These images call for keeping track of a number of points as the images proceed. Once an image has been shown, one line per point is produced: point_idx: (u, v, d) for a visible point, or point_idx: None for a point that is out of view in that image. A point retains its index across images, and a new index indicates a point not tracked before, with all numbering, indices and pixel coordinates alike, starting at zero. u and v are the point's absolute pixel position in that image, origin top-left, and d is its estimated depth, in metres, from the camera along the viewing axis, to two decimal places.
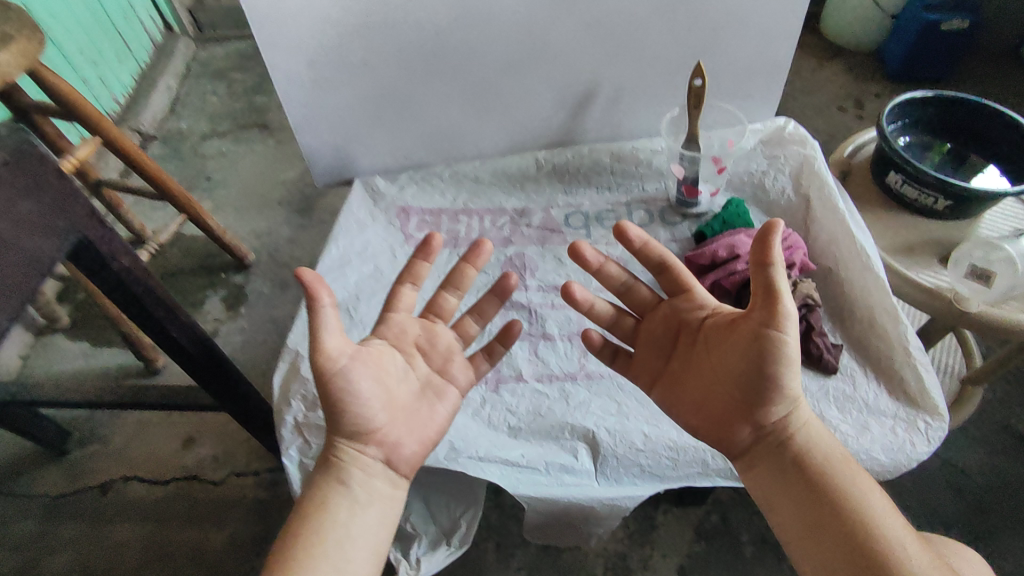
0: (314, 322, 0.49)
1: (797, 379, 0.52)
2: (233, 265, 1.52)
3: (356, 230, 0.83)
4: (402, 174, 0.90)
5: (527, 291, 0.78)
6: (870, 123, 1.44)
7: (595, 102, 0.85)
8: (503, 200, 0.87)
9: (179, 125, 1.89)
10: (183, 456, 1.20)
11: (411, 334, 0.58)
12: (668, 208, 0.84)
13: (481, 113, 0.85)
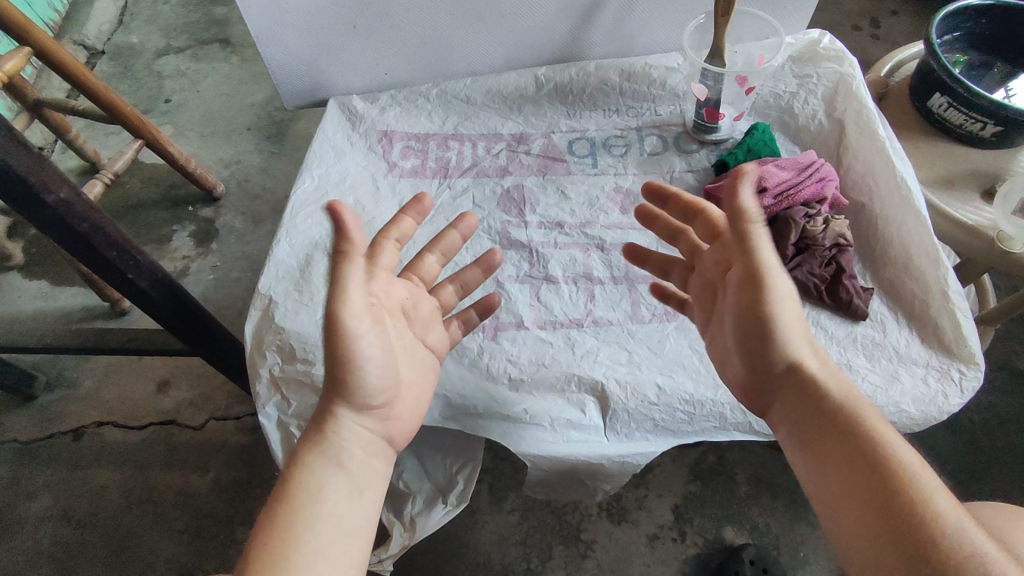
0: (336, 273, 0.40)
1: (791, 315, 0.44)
2: (201, 197, 1.41)
3: (333, 158, 0.73)
4: (383, 94, 0.79)
5: (527, 228, 0.69)
6: (888, 43, 1.32)
7: (605, 10, 0.74)
8: (498, 123, 0.77)
9: (130, 39, 1.71)
10: (157, 401, 1.14)
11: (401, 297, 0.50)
12: (684, 135, 0.75)
13: (473, 21, 0.74)
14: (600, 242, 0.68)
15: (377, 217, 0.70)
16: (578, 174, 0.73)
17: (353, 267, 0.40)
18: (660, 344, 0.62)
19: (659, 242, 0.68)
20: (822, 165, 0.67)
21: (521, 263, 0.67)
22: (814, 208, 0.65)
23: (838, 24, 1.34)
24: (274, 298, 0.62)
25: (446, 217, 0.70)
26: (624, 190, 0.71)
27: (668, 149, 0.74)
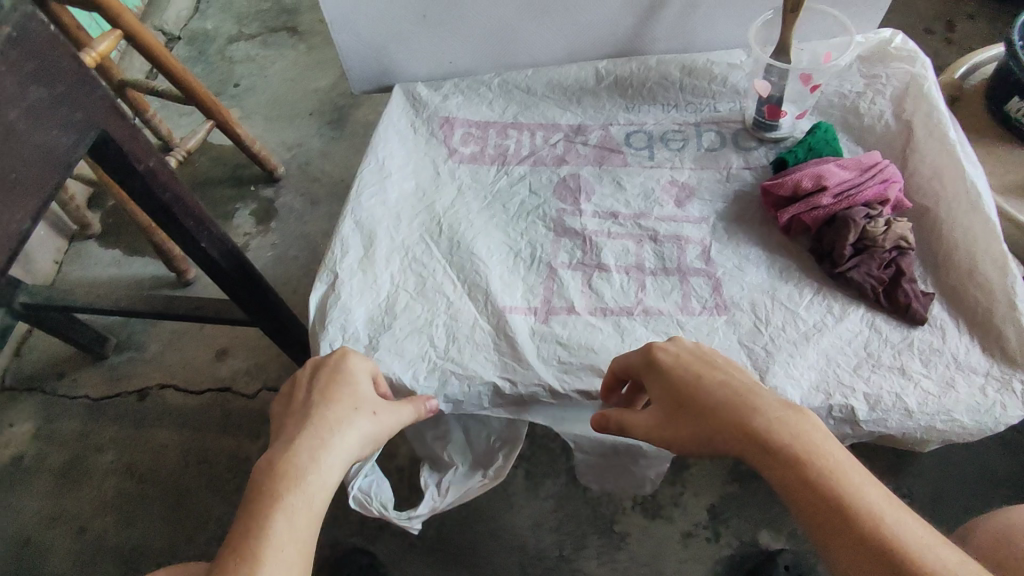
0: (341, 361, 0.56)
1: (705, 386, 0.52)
2: (263, 178, 1.47)
3: (396, 142, 0.76)
4: (446, 82, 0.81)
5: (582, 216, 0.71)
6: (964, 46, 1.28)
7: (670, 3, 0.74)
8: (557, 114, 0.79)
9: (205, 25, 1.80)
10: (216, 368, 1.21)
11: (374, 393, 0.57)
12: (744, 132, 0.75)
13: (538, 12, 0.75)
14: (653, 234, 0.69)
15: (437, 199, 0.72)
16: (634, 166, 0.74)
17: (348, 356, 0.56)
18: (709, 336, 0.63)
19: (713, 236, 0.69)
20: (885, 166, 0.66)
21: (574, 251, 0.68)
22: (876, 209, 0.64)
23: (910, 24, 1.30)
24: (341, 275, 0.64)
25: (503, 203, 0.72)
26: (679, 184, 0.72)
27: (726, 145, 0.74)
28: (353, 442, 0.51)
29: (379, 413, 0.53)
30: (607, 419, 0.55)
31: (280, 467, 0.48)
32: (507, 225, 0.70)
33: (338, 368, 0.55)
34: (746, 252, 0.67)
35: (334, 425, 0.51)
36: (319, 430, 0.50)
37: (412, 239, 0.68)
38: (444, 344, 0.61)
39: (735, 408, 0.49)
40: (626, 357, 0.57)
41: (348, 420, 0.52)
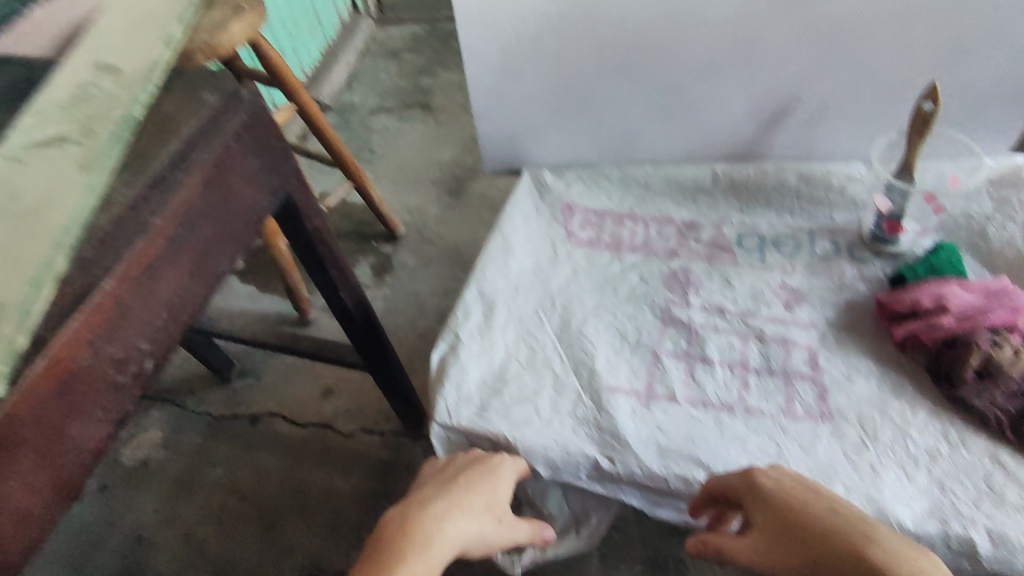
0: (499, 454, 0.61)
1: (813, 518, 0.51)
2: (385, 235, 1.62)
3: (521, 221, 0.84)
4: (570, 171, 0.89)
5: (689, 308, 0.74)
6: None
7: (793, 116, 0.79)
8: (672, 210, 0.84)
9: (352, 98, 2.06)
10: (320, 404, 1.31)
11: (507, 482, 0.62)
12: (859, 242, 0.76)
13: (663, 117, 0.82)
14: (760, 333, 0.71)
15: (553, 277, 0.78)
16: (744, 266, 0.76)
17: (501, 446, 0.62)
18: (813, 446, 0.62)
19: (821, 342, 0.69)
20: (1017, 294, 0.64)
21: (679, 341, 0.71)
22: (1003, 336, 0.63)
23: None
24: (461, 337, 0.70)
25: (614, 288, 0.77)
26: (789, 287, 0.74)
27: (840, 254, 0.75)
28: (474, 536, 0.55)
29: (503, 522, 0.57)
30: (704, 544, 0.56)
31: (418, 531, 0.52)
32: (616, 309, 0.75)
33: (494, 463, 0.60)
34: (857, 363, 0.67)
35: (467, 514, 0.55)
36: (458, 512, 0.55)
37: (528, 312, 0.74)
38: (548, 412, 0.65)
39: (846, 538, 0.49)
40: (726, 476, 0.57)
41: (479, 514, 0.56)
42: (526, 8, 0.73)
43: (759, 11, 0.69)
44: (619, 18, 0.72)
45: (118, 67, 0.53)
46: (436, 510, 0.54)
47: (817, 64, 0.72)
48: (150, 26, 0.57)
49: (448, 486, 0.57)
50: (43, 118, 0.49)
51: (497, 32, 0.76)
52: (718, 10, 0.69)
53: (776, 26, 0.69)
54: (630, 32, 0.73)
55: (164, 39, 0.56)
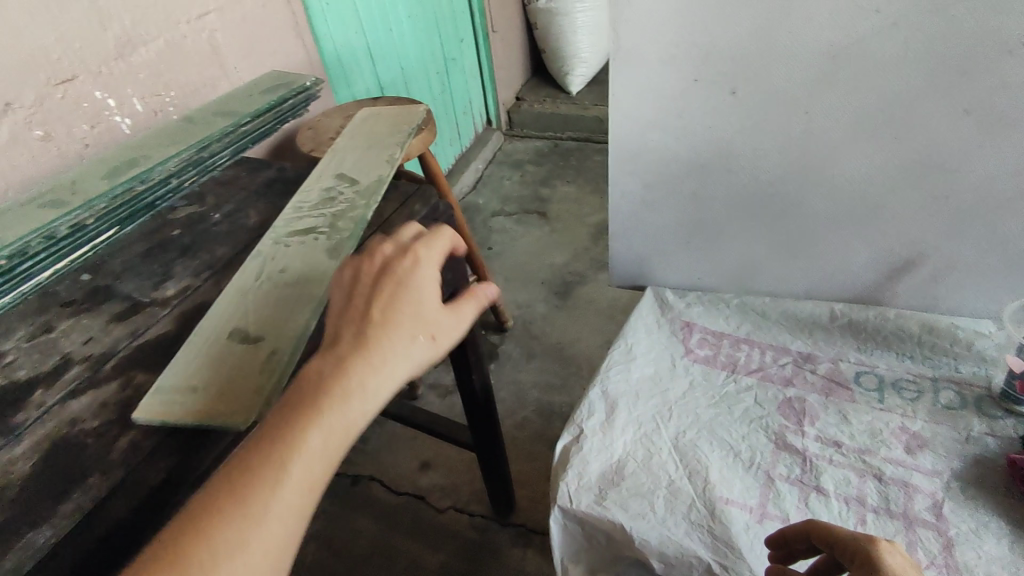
0: (411, 283, 0.54)
1: None
2: (493, 326, 1.75)
3: (643, 332, 0.92)
4: (691, 293, 0.98)
5: (804, 437, 0.77)
6: None
7: (916, 271, 0.84)
8: (787, 340, 0.89)
9: (478, 200, 2.30)
10: (418, 476, 1.39)
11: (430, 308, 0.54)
12: (987, 398, 0.77)
13: (786, 256, 0.89)
14: (878, 472, 0.72)
15: (671, 388, 0.84)
16: (861, 404, 0.79)
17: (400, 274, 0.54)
18: None
19: (945, 491, 0.70)
20: None
21: (794, 466, 0.74)
22: None
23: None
24: (585, 430, 0.79)
25: (729, 406, 0.82)
26: (911, 432, 0.75)
27: (966, 407, 0.77)
28: (404, 368, 0.50)
29: (434, 338, 0.52)
30: None
31: (340, 370, 0.47)
32: (731, 427, 0.79)
33: (405, 286, 0.53)
34: (985, 519, 0.67)
35: (393, 343, 0.50)
36: (374, 350, 0.49)
37: (646, 416, 0.80)
38: (663, 512, 0.71)
39: None
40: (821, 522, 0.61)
41: (402, 344, 0.50)
42: (671, 157, 0.86)
43: (886, 180, 0.77)
44: (754, 171, 0.83)
45: (363, 183, 0.73)
46: (349, 349, 0.49)
47: (942, 227, 0.79)
48: (384, 157, 0.78)
49: (341, 368, 0.47)
50: (317, 220, 0.69)
51: (643, 171, 0.89)
52: (847, 174, 0.78)
53: (903, 192, 0.77)
54: (762, 184, 0.83)
55: (393, 159, 0.76)
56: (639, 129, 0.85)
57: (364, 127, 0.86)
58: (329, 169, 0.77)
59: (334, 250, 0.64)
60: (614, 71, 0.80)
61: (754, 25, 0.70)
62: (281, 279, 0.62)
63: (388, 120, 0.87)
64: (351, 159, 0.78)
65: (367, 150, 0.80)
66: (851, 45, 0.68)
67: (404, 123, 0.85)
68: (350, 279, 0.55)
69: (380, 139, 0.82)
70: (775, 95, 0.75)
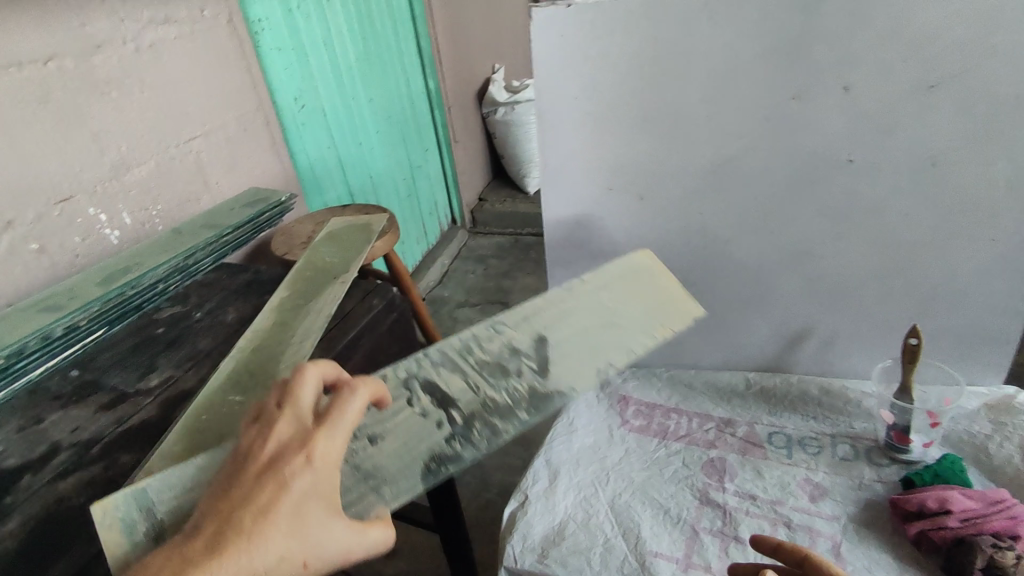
0: (315, 485, 0.42)
1: None
2: None
3: (584, 406, 1.03)
4: (627, 369, 1.09)
5: (724, 492, 0.86)
6: None
7: (809, 341, 0.97)
8: (710, 407, 1.00)
9: (443, 293, 2.45)
10: (384, 564, 1.41)
11: (322, 522, 0.42)
12: (876, 449, 0.88)
13: (703, 333, 1.03)
14: (787, 520, 0.82)
15: (608, 455, 0.94)
16: (773, 460, 0.90)
17: (302, 470, 0.42)
18: None
19: (844, 534, 0.79)
20: (1013, 504, 0.73)
21: (715, 520, 0.83)
22: (1006, 541, 0.70)
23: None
24: (529, 494, 0.87)
25: (660, 469, 0.91)
26: (813, 483, 0.85)
27: (859, 457, 0.88)
28: None
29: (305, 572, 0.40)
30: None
31: None
32: (662, 486, 0.88)
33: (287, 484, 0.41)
34: (877, 556, 0.75)
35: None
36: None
37: (586, 482, 0.89)
38: (599, 566, 0.78)
39: None
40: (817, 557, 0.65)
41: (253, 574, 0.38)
42: (597, 252, 1.01)
43: (771, 266, 0.92)
44: (666, 261, 0.97)
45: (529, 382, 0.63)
46: (185, 559, 0.38)
47: (823, 304, 0.93)
48: (598, 356, 0.67)
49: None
50: (426, 384, 0.64)
51: (576, 265, 1.04)
52: (740, 262, 0.94)
53: (786, 275, 0.92)
54: (675, 271, 0.98)
55: (592, 369, 0.65)
56: (570, 230, 1.00)
57: (608, 297, 0.74)
58: (525, 338, 0.68)
59: (417, 457, 0.57)
60: (545, 184, 0.96)
61: (652, 147, 0.88)
62: (382, 448, 0.58)
63: (632, 289, 0.75)
64: (566, 344, 0.68)
65: (583, 335, 0.69)
66: (726, 162, 0.86)
67: (657, 310, 0.73)
68: (246, 443, 0.45)
69: (360, 257, 0.93)
70: (674, 199, 0.92)
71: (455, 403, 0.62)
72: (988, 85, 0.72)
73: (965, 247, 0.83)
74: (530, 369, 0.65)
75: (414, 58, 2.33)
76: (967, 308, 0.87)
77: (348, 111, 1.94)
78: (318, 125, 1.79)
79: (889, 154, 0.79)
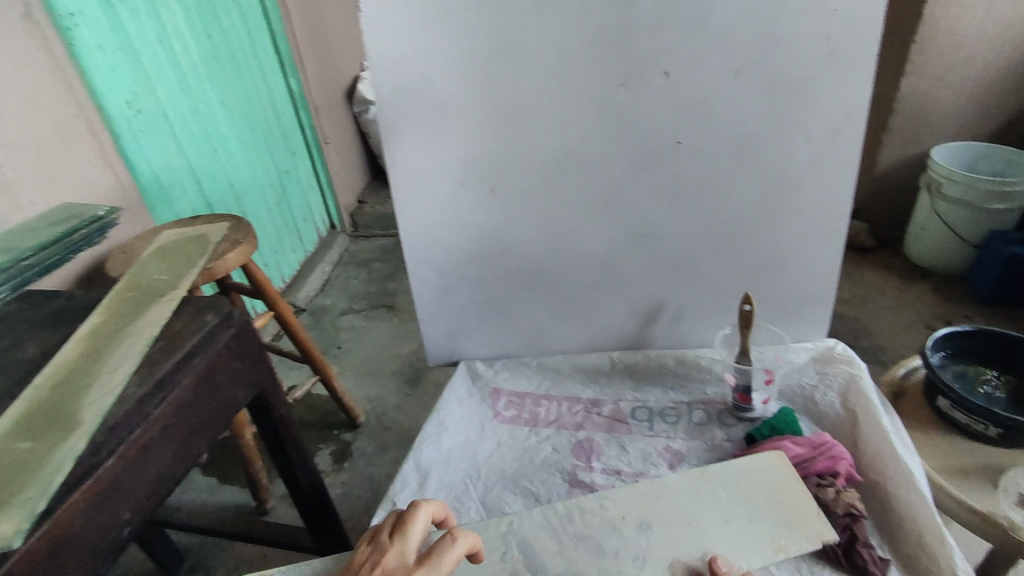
0: None
1: None
2: (346, 424, 1.76)
3: (455, 404, 1.01)
4: (498, 361, 1.10)
5: (592, 472, 0.89)
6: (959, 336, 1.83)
7: (661, 318, 1.02)
8: (579, 389, 1.03)
9: (325, 302, 2.34)
10: None
11: None
12: (725, 411, 0.95)
13: (565, 319, 1.05)
14: None
15: (480, 450, 0.94)
16: (636, 434, 0.93)
17: None
18: None
19: None
20: (835, 445, 0.81)
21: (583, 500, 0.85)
22: (828, 480, 0.78)
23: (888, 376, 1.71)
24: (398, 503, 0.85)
25: (531, 457, 0.92)
26: (672, 450, 0.90)
27: (711, 421, 0.94)
28: None
29: None
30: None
31: None
32: (533, 475, 0.90)
33: None
34: None
35: None
36: None
37: (457, 479, 0.90)
38: None
39: None
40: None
41: None
42: (455, 248, 0.99)
43: (618, 249, 0.96)
44: (522, 253, 0.98)
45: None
46: None
47: (668, 280, 0.98)
48: (691, 549, 0.67)
49: None
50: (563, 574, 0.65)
51: (435, 262, 1.01)
52: (591, 247, 0.96)
53: (632, 257, 0.96)
54: (531, 261, 0.99)
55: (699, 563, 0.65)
56: (425, 227, 0.98)
57: (731, 494, 0.72)
58: (626, 527, 0.69)
59: None
60: (394, 182, 0.93)
61: (494, 139, 0.88)
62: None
63: (746, 495, 0.72)
64: (667, 528, 0.69)
65: (687, 534, 0.68)
66: (567, 152, 0.88)
67: (789, 520, 0.69)
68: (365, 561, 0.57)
69: (196, 272, 0.85)
70: (523, 190, 0.92)
71: (544, 570, 0.66)
72: (784, 67, 0.79)
73: (781, 218, 0.90)
74: (629, 555, 0.67)
75: (272, 55, 2.14)
76: (789, 273, 0.95)
77: (197, 117, 1.74)
78: (159, 132, 1.60)
79: (710, 136, 0.84)
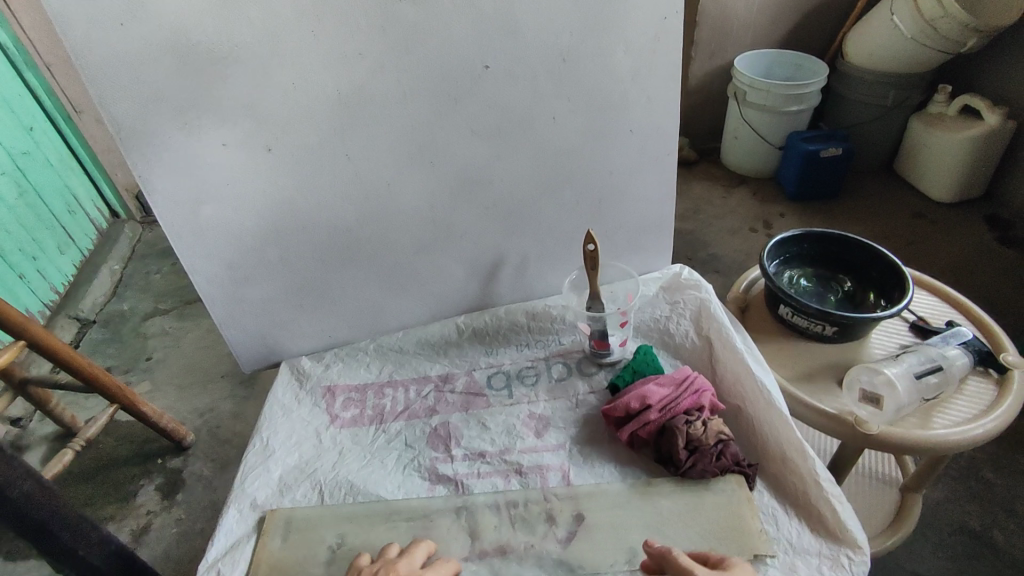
0: None
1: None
2: (172, 449, 1.47)
3: (281, 416, 0.83)
4: (328, 353, 0.92)
5: (453, 461, 0.77)
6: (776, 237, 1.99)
7: (503, 272, 0.91)
8: (427, 367, 0.89)
9: (121, 307, 1.92)
10: None
11: None
12: (585, 360, 0.88)
13: (398, 291, 0.90)
14: (519, 467, 0.76)
15: (319, 467, 0.77)
16: (496, 406, 0.83)
17: None
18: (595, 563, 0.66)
19: (570, 461, 0.75)
20: (696, 377, 0.77)
21: (447, 497, 0.73)
22: (695, 415, 0.74)
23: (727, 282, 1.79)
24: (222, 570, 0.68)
25: (381, 460, 0.78)
26: (537, 416, 0.81)
27: (572, 374, 0.86)
28: None
29: None
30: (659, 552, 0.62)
31: None
32: (387, 481, 0.76)
33: None
34: (602, 471, 0.74)
35: None
36: None
37: (295, 512, 0.73)
38: None
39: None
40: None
41: None
42: (239, 228, 0.78)
43: (442, 199, 0.82)
44: (328, 223, 0.80)
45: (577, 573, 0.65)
46: None
47: (504, 228, 0.87)
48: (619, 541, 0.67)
49: None
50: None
51: (217, 251, 0.79)
52: (410, 203, 0.81)
53: (461, 207, 0.83)
54: (341, 230, 0.81)
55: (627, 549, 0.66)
56: (191, 208, 0.75)
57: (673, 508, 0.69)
58: (563, 520, 0.69)
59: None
60: (130, 152, 0.69)
61: (253, 81, 0.68)
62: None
63: (700, 508, 0.69)
64: (602, 522, 0.69)
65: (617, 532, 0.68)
66: (356, 92, 0.71)
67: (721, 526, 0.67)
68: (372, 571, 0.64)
69: None
70: (310, 144, 0.73)
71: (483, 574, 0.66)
72: None
73: (610, 143, 0.82)
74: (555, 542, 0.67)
75: None
76: (629, 200, 0.88)
77: None
78: None
79: (520, 58, 0.72)
